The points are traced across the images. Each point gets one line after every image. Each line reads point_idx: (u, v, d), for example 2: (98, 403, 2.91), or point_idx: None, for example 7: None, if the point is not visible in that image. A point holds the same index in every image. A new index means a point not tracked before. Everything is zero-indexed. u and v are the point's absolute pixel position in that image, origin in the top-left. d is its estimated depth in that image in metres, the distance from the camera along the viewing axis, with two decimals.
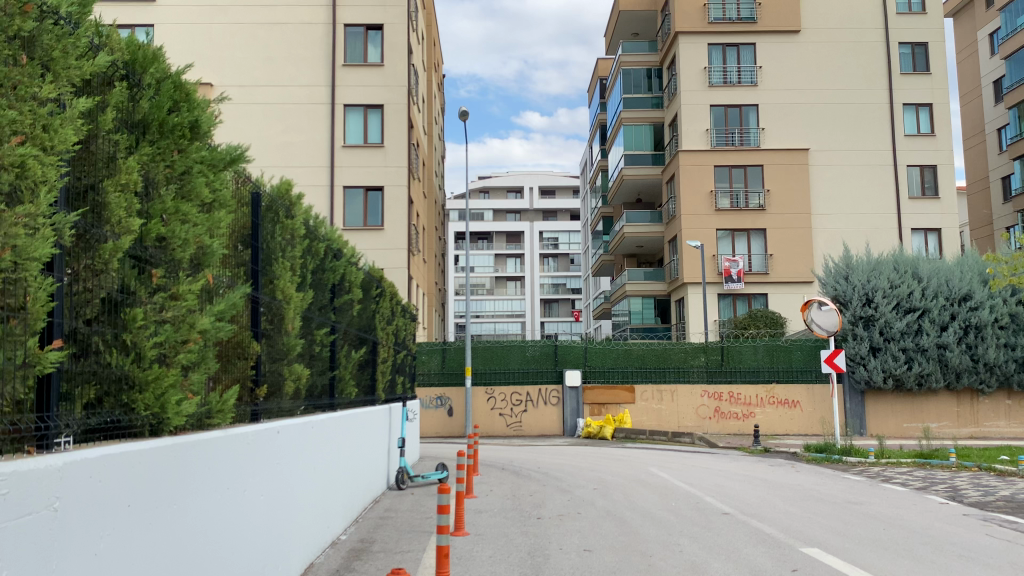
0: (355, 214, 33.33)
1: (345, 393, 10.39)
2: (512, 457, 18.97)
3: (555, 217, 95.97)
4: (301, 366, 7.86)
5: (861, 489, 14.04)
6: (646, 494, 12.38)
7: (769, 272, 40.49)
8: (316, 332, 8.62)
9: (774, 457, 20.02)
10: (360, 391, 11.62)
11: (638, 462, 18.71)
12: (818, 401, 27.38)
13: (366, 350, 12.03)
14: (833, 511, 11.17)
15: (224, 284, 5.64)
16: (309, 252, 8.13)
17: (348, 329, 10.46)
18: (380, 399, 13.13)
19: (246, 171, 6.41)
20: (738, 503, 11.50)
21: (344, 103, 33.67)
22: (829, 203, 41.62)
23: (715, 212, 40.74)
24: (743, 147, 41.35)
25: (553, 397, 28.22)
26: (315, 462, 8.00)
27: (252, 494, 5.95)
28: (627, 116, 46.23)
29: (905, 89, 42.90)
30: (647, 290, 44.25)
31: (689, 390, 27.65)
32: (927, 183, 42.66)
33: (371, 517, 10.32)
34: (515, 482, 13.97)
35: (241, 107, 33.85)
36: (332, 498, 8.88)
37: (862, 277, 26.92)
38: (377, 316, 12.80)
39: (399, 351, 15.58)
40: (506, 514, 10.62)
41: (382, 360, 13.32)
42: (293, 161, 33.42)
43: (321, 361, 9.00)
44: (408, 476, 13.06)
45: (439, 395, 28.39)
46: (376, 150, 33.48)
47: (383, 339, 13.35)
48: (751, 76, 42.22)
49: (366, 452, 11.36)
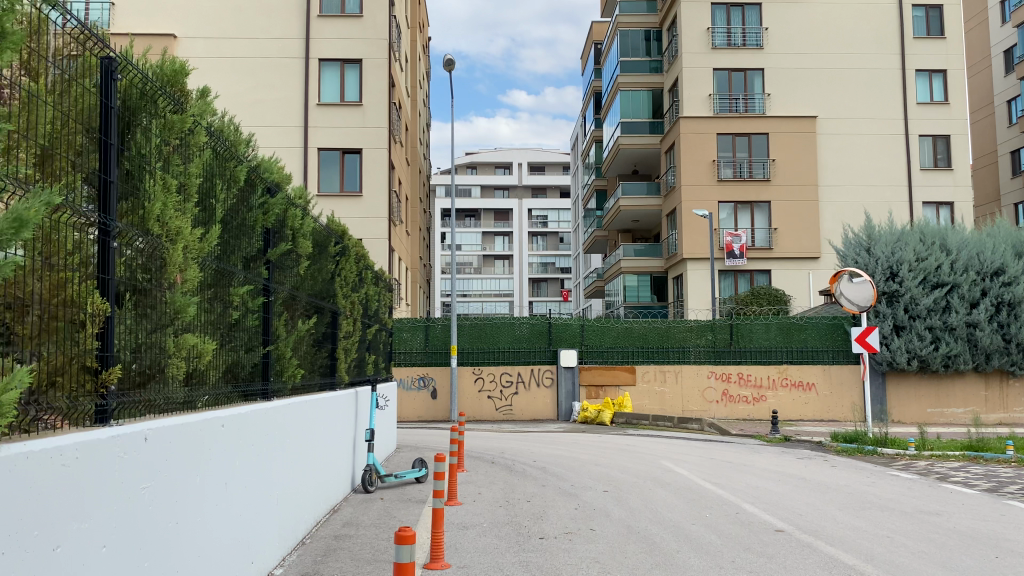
0: (331, 179, 30.87)
1: (288, 378, 8.02)
2: (504, 446, 16.69)
3: (543, 193, 93.44)
4: (202, 338, 5.48)
5: (922, 490, 11.87)
6: (674, 501, 10.05)
7: (773, 247, 38.33)
8: (237, 286, 6.26)
9: (798, 447, 17.82)
10: (313, 374, 9.20)
11: (646, 451, 16.45)
12: (835, 384, 25.20)
13: (321, 322, 9.62)
14: (916, 530, 8.86)
15: (16, 189, 3.31)
16: (216, 174, 5.75)
17: (292, 291, 8.09)
18: (343, 383, 10.69)
19: (77, 19, 4.05)
20: (791, 517, 9.17)
21: (319, 58, 31.01)
22: (837, 174, 39.37)
23: (716, 183, 38.39)
24: (747, 113, 38.98)
25: (547, 378, 25.85)
26: (230, 473, 5.66)
27: (81, 545, 3.61)
28: (623, 82, 43.75)
29: (917, 55, 40.63)
30: (643, 266, 41.94)
31: (694, 371, 25.42)
32: (939, 154, 40.55)
33: (323, 538, 7.95)
34: (509, 481, 11.63)
35: (209, 62, 31.23)
36: (265, 521, 6.50)
37: (885, 249, 24.68)
38: (339, 283, 10.35)
39: (371, 325, 13.14)
40: (500, 532, 8.23)
41: (346, 335, 10.84)
42: (263, 120, 30.81)
43: (248, 332, 6.67)
44: (378, 476, 10.67)
45: (422, 375, 25.99)
46: (355, 109, 30.90)
47: (347, 310, 10.86)
48: (757, 38, 39.79)
49: (322, 451, 8.98)
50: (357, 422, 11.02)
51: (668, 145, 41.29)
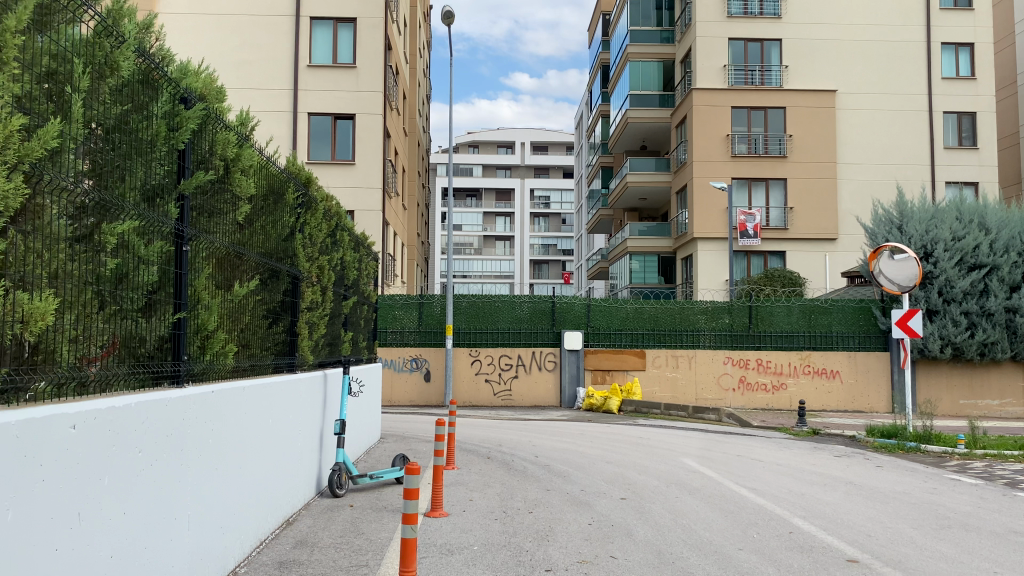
0: (322, 147, 28.96)
1: (221, 357, 6.15)
2: (502, 437, 14.85)
3: (546, 174, 91.39)
4: (38, 294, 3.63)
5: (997, 499, 10.03)
6: (709, 517, 8.15)
7: (788, 227, 36.41)
8: (119, 221, 4.41)
9: (829, 442, 16.01)
10: (260, 351, 7.36)
11: (659, 445, 14.57)
12: (861, 372, 23.31)
13: (275, 287, 7.73)
14: (1021, 560, 6.96)
15: None
16: (70, 53, 3.91)
17: (227, 246, 6.25)
18: (308, 363, 8.81)
19: None
20: (861, 543, 7.29)
21: (310, 16, 28.99)
22: (856, 151, 37.42)
23: (730, 158, 36.35)
24: (764, 86, 36.89)
25: (549, 361, 23.97)
26: (88, 497, 3.81)
27: None
28: (633, 52, 41.64)
29: (943, 27, 38.45)
30: (649, 246, 39.98)
31: (709, 356, 23.54)
32: (963, 132, 38.52)
33: (265, 565, 6.08)
34: (506, 483, 9.74)
35: (195, 20, 29.40)
36: (165, 558, 4.66)
37: (919, 227, 22.76)
38: (301, 240, 8.41)
39: (349, 297, 11.25)
40: (494, 560, 6.35)
41: (310, 307, 8.89)
42: (250, 82, 28.92)
43: (142, 289, 4.79)
44: (349, 478, 8.82)
45: (415, 356, 24.12)
46: (348, 72, 28.91)
47: (313, 275, 8.92)
48: (775, 7, 37.57)
49: (272, 450, 7.10)
50: (326, 411, 9.16)
51: (679, 118, 39.20)
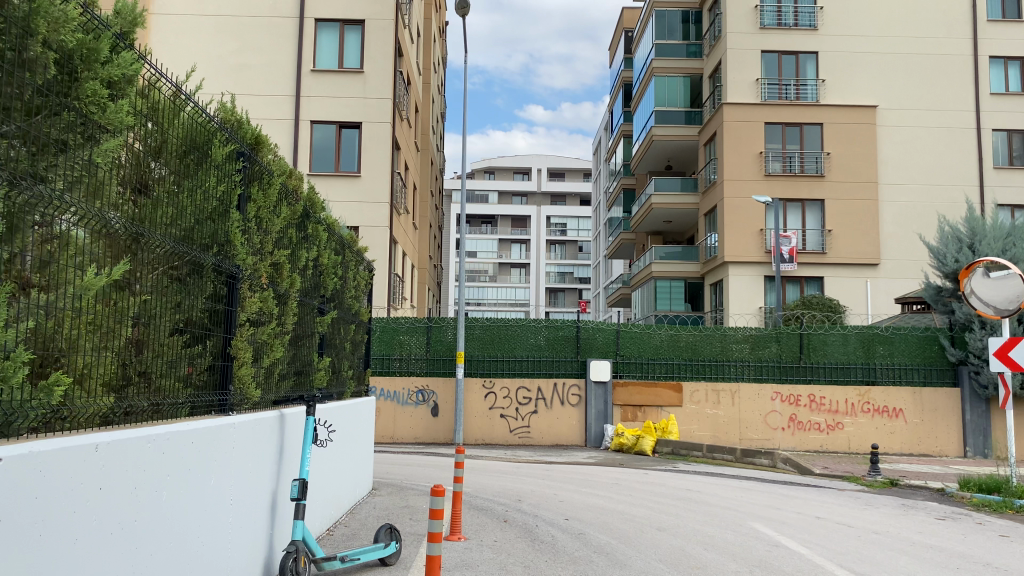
0: (325, 158, 26.67)
1: (62, 392, 3.65)
2: (517, 489, 12.16)
3: (563, 201, 89.29)
4: None
5: None
6: None
7: (826, 251, 33.66)
8: None
9: (914, 498, 13.23)
10: (166, 384, 4.88)
11: (711, 502, 11.82)
12: (928, 412, 20.53)
13: (196, 287, 5.23)
14: None
15: None
16: None
17: (84, 206, 3.77)
18: (257, 402, 6.31)
19: None
20: None
21: (315, 17, 26.82)
22: (901, 170, 34.73)
23: (763, 177, 33.78)
24: (799, 101, 34.30)
25: (573, 395, 21.27)
26: None
27: None
28: (658, 67, 39.21)
29: (992, 39, 35.80)
30: (675, 271, 37.33)
31: (754, 390, 20.78)
32: (1014, 152, 35.63)
33: None
34: (529, 567, 7.06)
35: (191, 22, 27.25)
36: None
37: (994, 246, 20.03)
38: (241, 223, 5.90)
39: (327, 312, 8.70)
40: None
41: (257, 321, 6.36)
42: (249, 88, 26.68)
43: None
44: (310, 559, 6.11)
45: (421, 388, 21.51)
46: (355, 77, 26.70)
47: (263, 274, 6.39)
48: (811, 18, 34.96)
49: (181, 534, 4.57)
50: (285, 464, 6.60)
51: (707, 136, 36.72)
